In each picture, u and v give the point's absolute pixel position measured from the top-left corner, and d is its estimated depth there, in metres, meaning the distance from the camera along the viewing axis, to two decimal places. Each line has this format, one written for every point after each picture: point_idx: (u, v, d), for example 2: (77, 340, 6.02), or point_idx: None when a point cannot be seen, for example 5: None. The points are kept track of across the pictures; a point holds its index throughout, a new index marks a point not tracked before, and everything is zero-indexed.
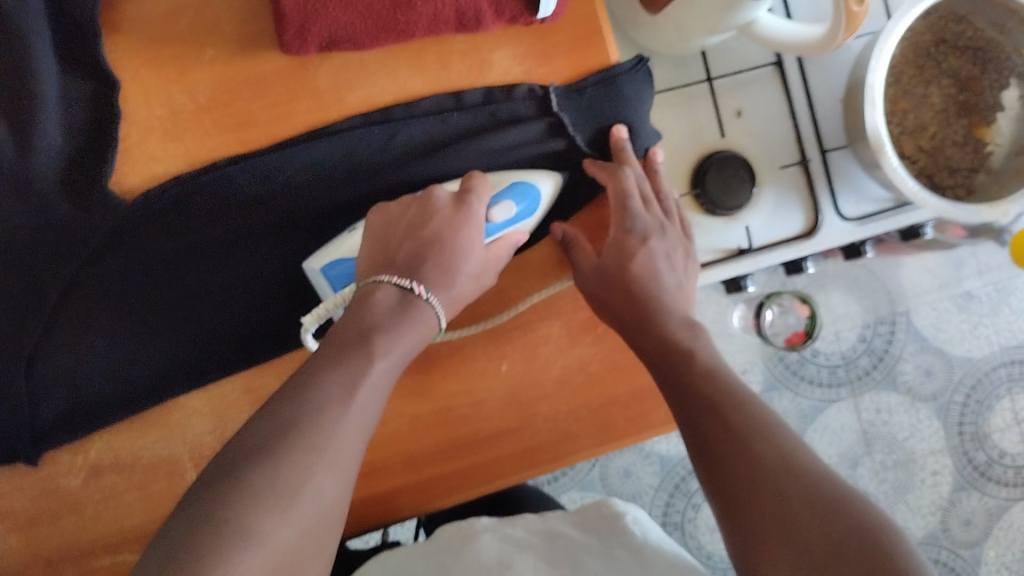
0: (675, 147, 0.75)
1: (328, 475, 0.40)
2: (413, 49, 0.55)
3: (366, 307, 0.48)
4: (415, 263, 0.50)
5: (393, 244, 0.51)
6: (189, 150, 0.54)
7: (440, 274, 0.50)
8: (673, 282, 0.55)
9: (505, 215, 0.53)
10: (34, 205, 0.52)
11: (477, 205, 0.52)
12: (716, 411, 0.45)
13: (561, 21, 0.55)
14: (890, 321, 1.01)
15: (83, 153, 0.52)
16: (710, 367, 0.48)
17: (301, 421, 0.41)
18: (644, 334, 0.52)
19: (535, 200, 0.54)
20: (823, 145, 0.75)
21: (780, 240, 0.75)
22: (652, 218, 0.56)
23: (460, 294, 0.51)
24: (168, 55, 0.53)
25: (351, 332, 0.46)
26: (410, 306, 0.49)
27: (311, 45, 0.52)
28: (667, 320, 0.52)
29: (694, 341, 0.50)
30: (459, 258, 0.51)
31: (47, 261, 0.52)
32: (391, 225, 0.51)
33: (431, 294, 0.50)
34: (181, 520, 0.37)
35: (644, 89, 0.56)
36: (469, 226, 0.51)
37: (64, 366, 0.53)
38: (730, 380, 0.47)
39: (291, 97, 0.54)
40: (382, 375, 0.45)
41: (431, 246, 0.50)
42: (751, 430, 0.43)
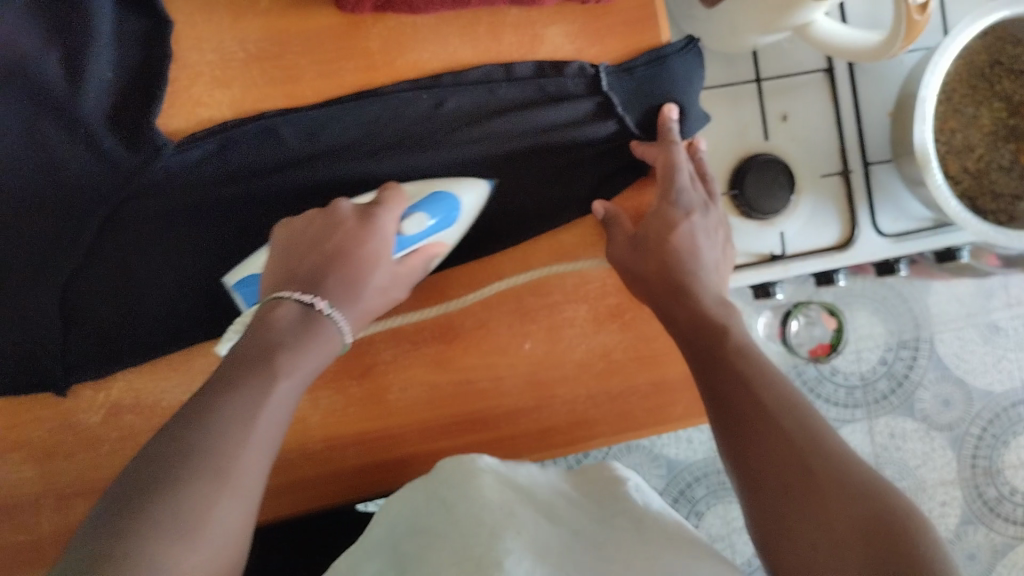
0: (717, 146, 0.75)
1: (234, 503, 0.38)
2: (466, 18, 0.55)
3: (267, 324, 0.45)
4: (315, 276, 0.48)
5: (297, 259, 0.49)
6: (236, 99, 0.54)
7: (342, 289, 0.49)
8: (708, 261, 0.54)
9: (418, 229, 0.51)
10: (77, 142, 0.52)
11: (384, 219, 0.50)
12: (747, 388, 0.45)
13: (615, 4, 0.55)
14: (913, 345, 1.00)
15: (131, 90, 0.52)
16: (741, 341, 0.47)
17: (204, 442, 0.39)
18: (675, 309, 0.51)
19: (453, 210, 0.52)
20: (866, 157, 0.74)
21: (814, 249, 0.74)
22: (696, 197, 0.55)
23: (365, 309, 0.50)
24: (223, 2, 0.53)
25: (253, 351, 0.44)
26: (311, 323, 0.46)
27: (366, 4, 0.52)
28: (702, 294, 0.51)
29: (727, 317, 0.49)
30: (365, 273, 0.49)
31: (86, 195, 0.53)
32: (295, 239, 0.50)
33: (333, 310, 0.48)
34: (76, 555, 0.34)
35: (695, 70, 0.56)
36: (375, 240, 0.49)
37: (95, 303, 0.54)
38: (760, 357, 0.46)
39: (340, 55, 0.54)
40: (287, 395, 0.43)
41: (336, 261, 0.49)
42: (779, 407, 0.43)
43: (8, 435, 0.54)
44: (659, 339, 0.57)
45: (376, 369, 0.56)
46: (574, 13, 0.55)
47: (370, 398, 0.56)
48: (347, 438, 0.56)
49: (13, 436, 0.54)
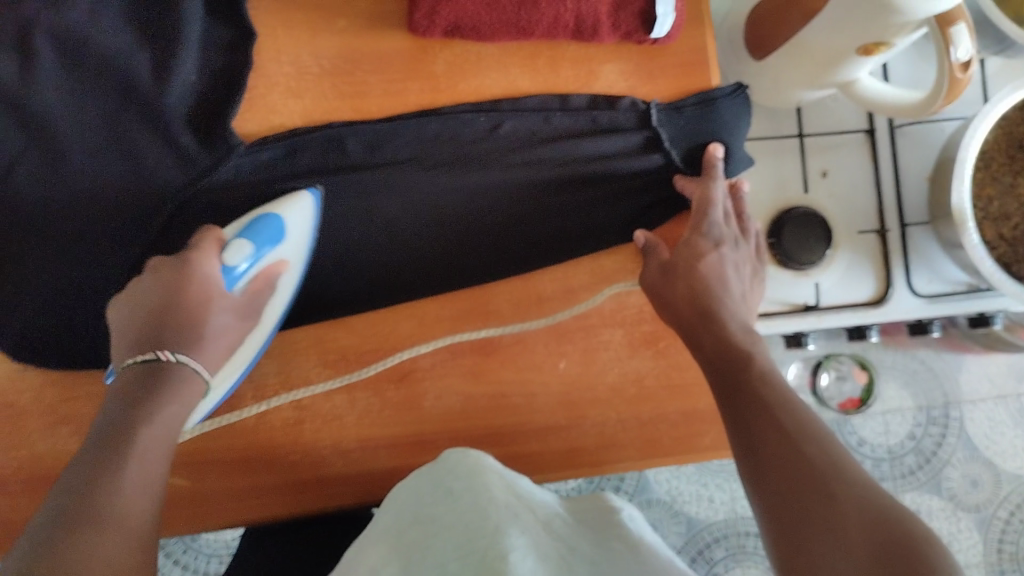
0: (757, 197, 0.77)
1: (121, 542, 0.39)
2: (527, 51, 0.58)
3: (111, 399, 0.44)
4: (153, 334, 0.47)
5: (139, 325, 0.47)
6: (306, 109, 0.57)
7: (183, 334, 0.47)
8: (737, 291, 0.54)
9: (243, 255, 0.49)
10: (156, 138, 0.55)
11: (202, 263, 0.48)
12: (772, 416, 0.45)
13: (670, 47, 0.59)
14: (942, 422, 1.00)
15: (211, 94, 0.56)
16: (767, 369, 0.48)
17: (77, 498, 0.39)
18: (704, 334, 0.51)
19: (271, 235, 0.50)
20: (903, 218, 0.76)
21: (847, 303, 0.76)
22: (728, 231, 0.57)
23: (215, 351, 0.48)
24: (304, 20, 0.57)
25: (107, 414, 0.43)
26: (162, 372, 0.45)
27: (436, 29, 0.56)
28: (729, 319, 0.52)
29: (752, 347, 0.49)
30: (207, 314, 0.47)
31: (159, 189, 0.55)
32: (132, 311, 0.48)
33: (180, 355, 0.46)
34: None
35: (742, 113, 0.59)
36: (202, 282, 0.47)
37: None
38: (781, 382, 0.47)
39: (407, 76, 0.58)
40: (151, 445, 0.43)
41: (171, 311, 0.47)
42: (802, 433, 0.43)
43: (61, 410, 0.56)
44: (690, 369, 0.59)
45: (413, 376, 0.58)
46: (630, 52, 0.59)
47: (406, 402, 0.57)
48: (382, 439, 0.57)
49: (65, 410, 0.56)
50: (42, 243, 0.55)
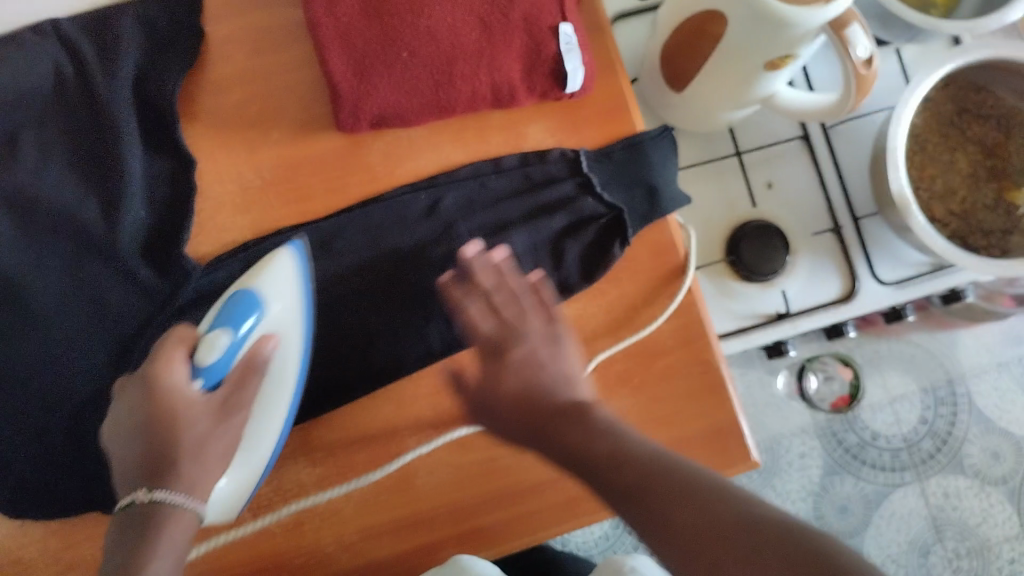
0: (708, 221, 0.79)
1: None
2: (454, 127, 0.61)
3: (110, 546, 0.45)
4: (135, 472, 0.46)
5: (127, 455, 0.47)
6: (254, 221, 0.59)
7: (159, 469, 0.46)
8: (562, 374, 0.49)
9: (219, 350, 0.47)
10: (116, 277, 0.57)
11: (174, 373, 0.47)
12: (635, 487, 0.42)
13: (589, 98, 0.61)
14: (950, 401, 1.00)
15: (162, 226, 0.58)
16: (613, 441, 0.45)
17: None
18: (548, 448, 0.47)
19: (246, 312, 0.49)
20: (854, 213, 0.78)
21: (818, 304, 0.77)
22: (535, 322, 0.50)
23: (197, 474, 0.47)
24: (238, 138, 0.60)
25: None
26: (140, 523, 0.45)
27: (363, 122, 0.58)
28: (558, 420, 0.47)
29: (587, 434, 0.45)
30: (186, 435, 0.47)
31: (127, 325, 0.57)
32: (121, 434, 0.48)
33: (159, 493, 0.45)
34: None
35: (668, 153, 0.62)
36: (174, 398, 0.47)
37: None
38: (641, 455, 0.43)
39: (345, 172, 0.60)
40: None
41: (154, 437, 0.46)
42: (668, 495, 0.41)
43: (64, 558, 0.56)
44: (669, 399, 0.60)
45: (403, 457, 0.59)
46: (552, 110, 0.61)
47: (400, 485, 0.58)
48: (381, 526, 0.58)
49: (70, 557, 0.56)
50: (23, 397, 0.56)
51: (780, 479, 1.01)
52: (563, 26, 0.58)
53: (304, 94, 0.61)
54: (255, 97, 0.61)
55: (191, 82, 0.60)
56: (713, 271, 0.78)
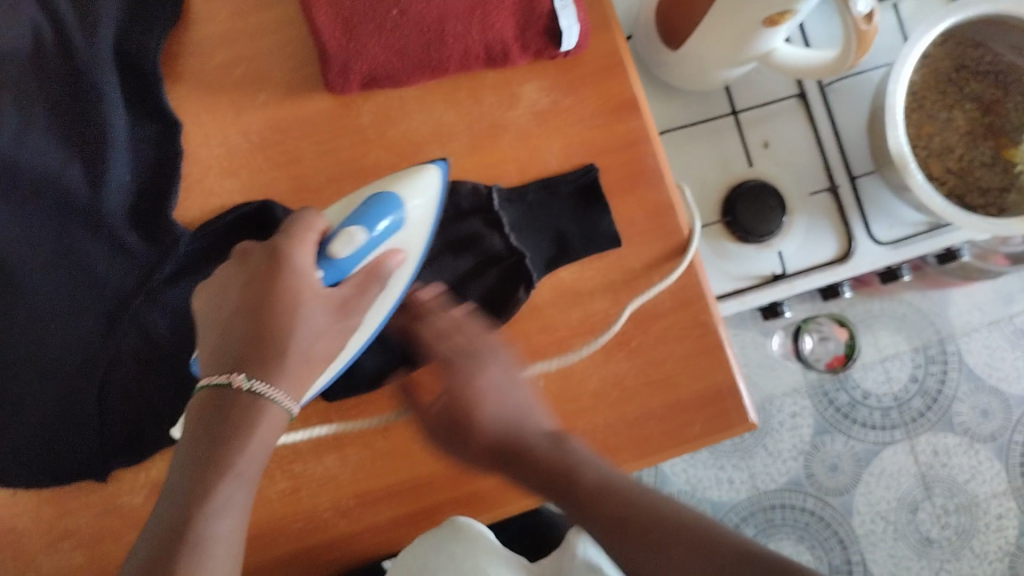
0: (703, 182, 0.78)
1: None
2: (447, 87, 0.59)
3: (196, 431, 0.45)
4: (239, 346, 0.46)
5: (227, 332, 0.46)
6: (244, 185, 0.58)
7: (265, 350, 0.46)
8: (525, 397, 0.55)
9: (351, 246, 0.47)
10: (102, 243, 0.56)
11: (301, 256, 0.46)
12: (639, 517, 0.47)
13: (585, 57, 0.60)
14: (941, 359, 1.01)
15: (147, 190, 0.57)
16: (601, 476, 0.50)
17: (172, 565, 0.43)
18: (518, 471, 0.53)
19: (384, 212, 0.49)
20: (851, 172, 0.77)
21: (814, 265, 0.77)
22: (464, 351, 0.56)
23: (301, 369, 0.46)
24: (226, 100, 0.58)
25: (182, 476, 0.45)
26: (235, 406, 0.45)
27: (353, 83, 0.57)
28: (533, 444, 0.53)
29: (572, 459, 0.52)
30: (298, 324, 0.46)
31: (115, 292, 0.56)
32: (225, 307, 0.47)
33: (255, 380, 0.45)
34: None
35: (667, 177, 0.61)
36: (296, 283, 0.46)
37: (128, 393, 0.55)
38: (624, 489, 0.49)
39: (335, 134, 0.59)
40: (225, 525, 0.45)
41: (264, 317, 0.46)
42: (661, 531, 0.46)
43: (58, 525, 0.56)
44: (666, 361, 0.59)
45: (399, 423, 0.58)
46: (547, 69, 0.60)
47: (399, 449, 0.58)
48: (379, 491, 0.58)
49: (65, 526, 0.56)
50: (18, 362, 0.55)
51: (772, 439, 1.01)
52: None
53: (292, 54, 0.59)
54: (241, 58, 0.59)
55: (174, 42, 0.59)
56: (709, 232, 0.77)
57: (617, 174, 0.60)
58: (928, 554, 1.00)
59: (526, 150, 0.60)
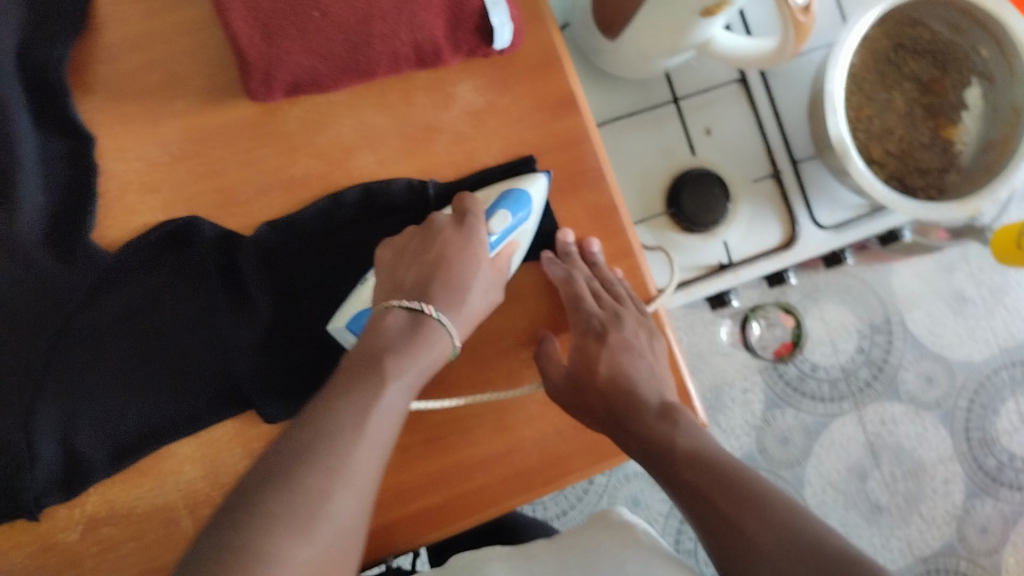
0: (647, 172, 0.77)
1: (372, 447, 0.46)
2: (376, 90, 0.57)
3: (377, 331, 0.50)
4: (424, 285, 0.53)
5: (401, 270, 0.53)
6: (166, 202, 0.55)
7: (450, 295, 0.53)
8: (650, 367, 0.57)
9: (503, 224, 0.55)
10: (16, 266, 0.53)
11: (477, 223, 0.54)
12: (727, 481, 0.46)
13: (520, 53, 0.58)
14: (886, 329, 1.02)
15: (63, 209, 0.54)
16: (693, 448, 0.49)
17: (346, 408, 0.46)
18: (627, 435, 0.53)
19: (528, 204, 0.55)
20: (793, 157, 0.77)
21: (759, 252, 0.77)
22: (607, 312, 0.58)
23: (470, 314, 0.54)
24: (140, 111, 0.55)
25: (365, 357, 0.49)
26: (422, 326, 0.51)
27: (277, 91, 0.54)
28: (644, 415, 0.53)
29: (674, 431, 0.51)
30: (468, 276, 0.53)
31: (35, 320, 0.53)
32: (399, 255, 0.54)
33: (441, 313, 0.52)
34: (256, 478, 0.43)
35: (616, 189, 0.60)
36: (473, 244, 0.54)
37: (59, 423, 0.53)
38: (715, 462, 0.48)
39: (261, 143, 0.56)
40: (399, 392, 0.48)
41: (437, 267, 0.53)
42: (739, 509, 0.44)
43: None
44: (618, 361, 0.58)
45: None
46: (481, 66, 0.58)
47: None
48: None
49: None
50: None
51: (724, 416, 1.01)
52: None
53: (209, 59, 0.56)
54: (154, 65, 0.55)
55: (81, 51, 0.55)
56: (653, 225, 0.76)
57: (558, 175, 0.59)
58: (879, 521, 1.02)
59: (463, 153, 0.58)
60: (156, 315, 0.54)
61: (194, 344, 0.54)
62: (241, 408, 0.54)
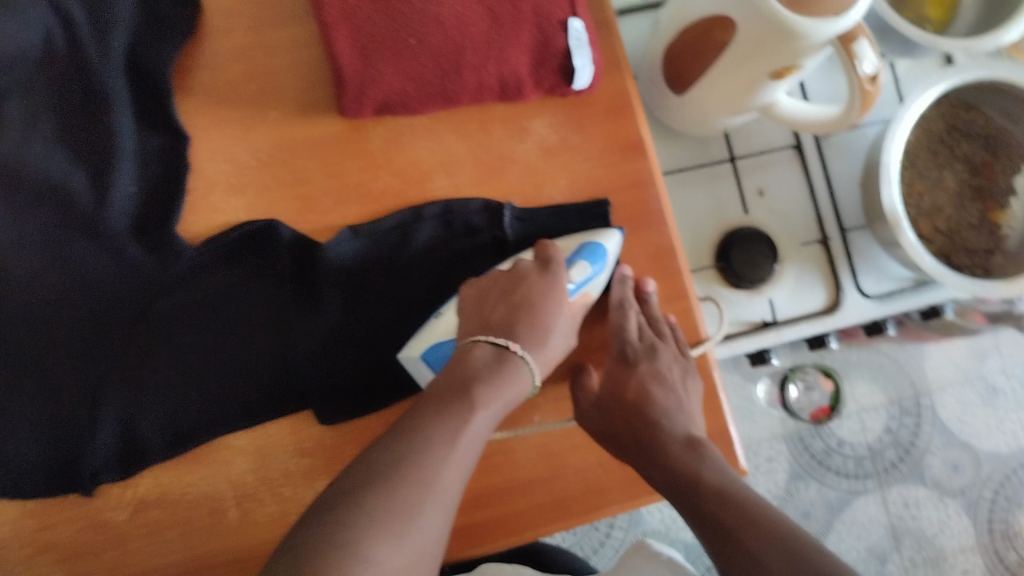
0: (698, 227, 0.79)
1: (459, 466, 0.45)
2: (456, 117, 0.60)
3: (465, 361, 0.51)
4: (508, 324, 0.54)
5: (487, 308, 0.54)
6: (249, 203, 0.58)
7: (532, 334, 0.54)
8: (682, 402, 0.58)
9: (582, 275, 0.56)
10: (101, 251, 0.56)
11: (560, 272, 0.55)
12: (751, 518, 0.47)
13: (594, 96, 0.61)
14: (915, 412, 1.02)
15: (153, 203, 0.56)
16: (719, 485, 0.50)
17: (438, 427, 0.46)
18: (651, 462, 0.54)
19: (604, 257, 0.57)
20: (842, 225, 0.79)
21: (805, 313, 0.78)
22: (645, 346, 0.59)
23: (551, 355, 0.55)
24: (234, 116, 0.58)
25: (455, 381, 0.49)
26: (507, 361, 0.52)
27: (366, 108, 0.57)
28: (669, 445, 0.54)
29: (699, 465, 0.52)
30: (549, 319, 0.54)
31: (112, 303, 0.55)
32: (483, 297, 0.55)
33: (525, 351, 0.53)
34: (350, 481, 0.43)
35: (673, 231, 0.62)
36: (554, 290, 0.55)
37: (121, 406, 0.54)
38: (741, 498, 0.49)
39: (344, 158, 0.59)
40: (485, 418, 0.48)
41: (522, 308, 0.54)
42: (764, 549, 0.45)
43: (39, 539, 0.54)
44: None
45: None
46: (557, 105, 0.61)
47: None
48: None
49: (44, 538, 0.54)
50: (39, 349, 0.54)
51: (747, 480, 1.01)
52: (572, 21, 0.57)
53: (304, 74, 0.59)
54: (252, 75, 0.59)
55: (186, 56, 0.58)
56: (701, 276, 0.78)
57: (620, 214, 0.61)
58: None
59: (532, 185, 0.60)
60: (230, 305, 0.57)
61: (260, 341, 0.56)
62: (298, 408, 0.56)
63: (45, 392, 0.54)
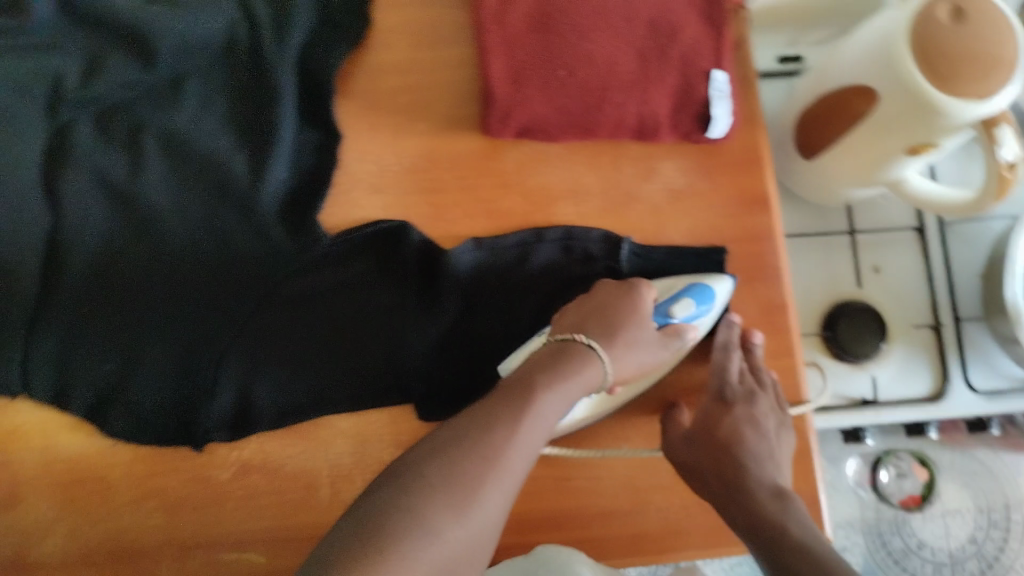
0: (808, 295, 0.79)
1: (524, 449, 0.45)
2: (590, 150, 0.62)
3: (536, 355, 0.52)
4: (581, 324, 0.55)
5: (568, 316, 0.56)
6: (386, 204, 0.61)
7: (602, 329, 0.54)
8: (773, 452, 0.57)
9: (685, 312, 0.57)
10: (249, 227, 0.59)
11: (647, 293, 0.57)
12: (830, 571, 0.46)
13: (726, 148, 0.63)
14: (1004, 526, 0.98)
15: (300, 191, 0.61)
16: (802, 541, 0.49)
17: (503, 410, 0.46)
18: (738, 506, 0.54)
19: (710, 299, 0.58)
20: (958, 313, 0.78)
21: (907, 398, 0.77)
22: (744, 390, 0.59)
23: (626, 366, 0.55)
24: (385, 122, 0.62)
25: (522, 373, 0.50)
26: (570, 350, 0.52)
27: (508, 129, 0.60)
28: (758, 492, 0.54)
29: (784, 517, 0.52)
30: (629, 324, 0.55)
31: (250, 276, 0.59)
32: (572, 311, 0.57)
33: (592, 341, 0.53)
34: (419, 455, 0.44)
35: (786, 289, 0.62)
36: (636, 300, 0.56)
37: (242, 372, 0.58)
38: (823, 553, 0.48)
39: (479, 174, 0.62)
40: (556, 407, 0.48)
41: (597, 310, 0.55)
42: None
43: (148, 483, 0.57)
44: None
45: None
46: (688, 151, 0.62)
47: None
48: None
49: (152, 483, 0.57)
50: (177, 308, 0.58)
51: None
52: (716, 72, 0.60)
53: (455, 92, 0.63)
54: (408, 87, 0.63)
55: (350, 61, 0.63)
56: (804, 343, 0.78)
57: (736, 265, 0.62)
58: None
59: (654, 224, 0.62)
60: (354, 294, 0.60)
61: (376, 333, 0.59)
62: (402, 400, 0.58)
63: (174, 349, 0.57)
